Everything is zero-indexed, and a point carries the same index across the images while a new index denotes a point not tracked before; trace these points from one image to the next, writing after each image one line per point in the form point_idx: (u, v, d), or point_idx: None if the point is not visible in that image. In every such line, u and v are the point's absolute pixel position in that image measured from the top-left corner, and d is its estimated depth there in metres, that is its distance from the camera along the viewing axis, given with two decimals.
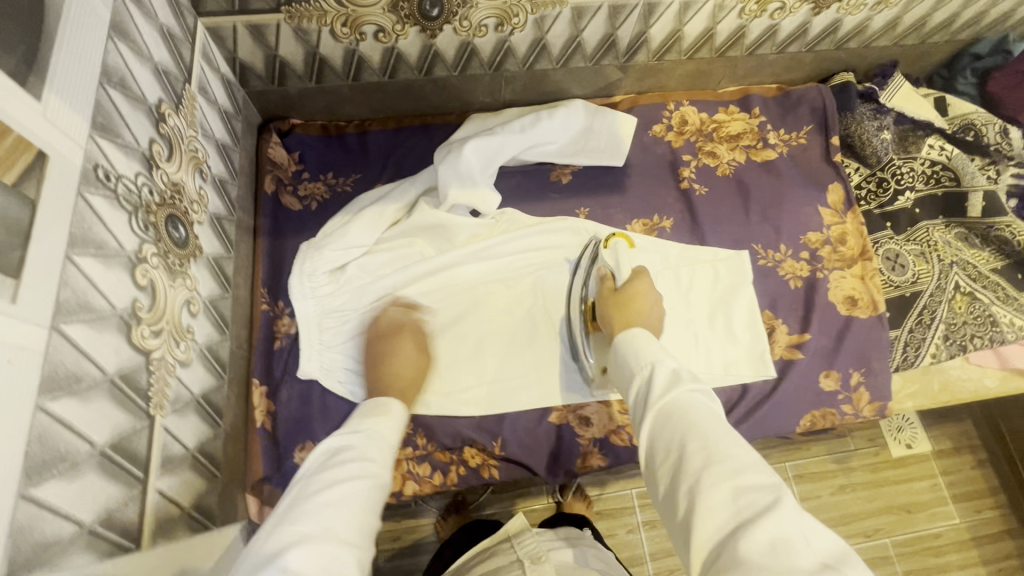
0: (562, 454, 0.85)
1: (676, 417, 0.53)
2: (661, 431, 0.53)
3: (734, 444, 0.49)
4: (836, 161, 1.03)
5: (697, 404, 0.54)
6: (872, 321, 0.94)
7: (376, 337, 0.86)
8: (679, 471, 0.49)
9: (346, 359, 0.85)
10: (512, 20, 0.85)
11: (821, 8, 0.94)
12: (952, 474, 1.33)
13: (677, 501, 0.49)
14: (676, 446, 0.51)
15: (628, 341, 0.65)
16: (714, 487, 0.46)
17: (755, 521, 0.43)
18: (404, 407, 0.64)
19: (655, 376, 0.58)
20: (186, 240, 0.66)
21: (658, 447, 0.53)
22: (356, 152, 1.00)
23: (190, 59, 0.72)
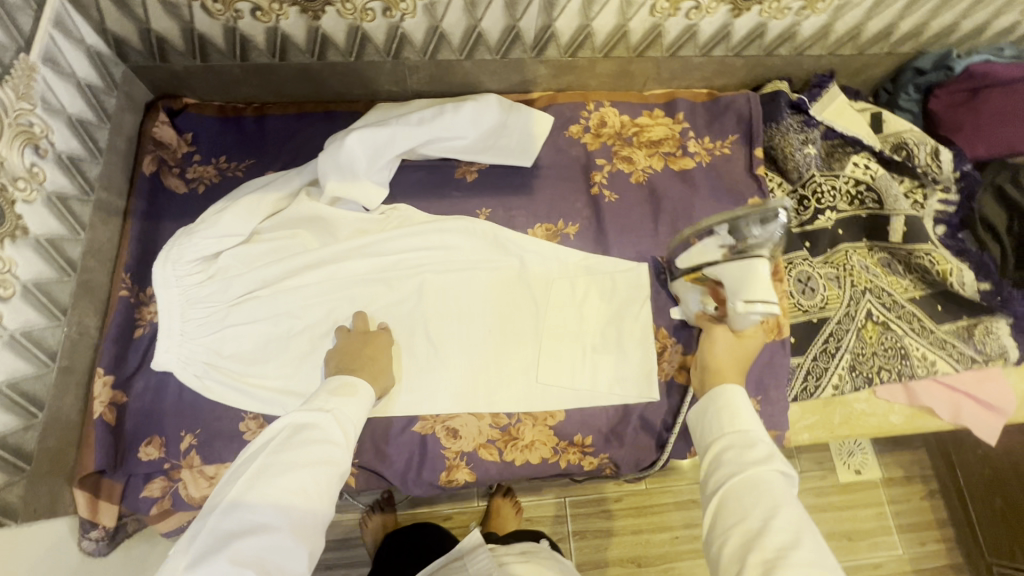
0: (425, 466, 0.81)
1: (758, 491, 0.53)
2: (735, 492, 0.54)
3: (815, 539, 0.50)
4: (758, 174, 0.97)
5: (786, 490, 0.53)
6: (775, 346, 0.87)
7: (255, 328, 0.83)
8: (749, 537, 0.51)
9: (208, 350, 0.81)
10: (399, 5, 0.81)
11: (740, 10, 0.88)
12: (899, 503, 1.26)
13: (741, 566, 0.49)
14: (750, 518, 0.52)
15: (722, 395, 0.63)
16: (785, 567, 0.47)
17: None
18: (368, 391, 0.72)
19: (751, 448, 0.57)
20: (0, 218, 0.62)
21: (725, 502, 0.54)
22: (253, 136, 0.96)
23: (32, 27, 0.68)
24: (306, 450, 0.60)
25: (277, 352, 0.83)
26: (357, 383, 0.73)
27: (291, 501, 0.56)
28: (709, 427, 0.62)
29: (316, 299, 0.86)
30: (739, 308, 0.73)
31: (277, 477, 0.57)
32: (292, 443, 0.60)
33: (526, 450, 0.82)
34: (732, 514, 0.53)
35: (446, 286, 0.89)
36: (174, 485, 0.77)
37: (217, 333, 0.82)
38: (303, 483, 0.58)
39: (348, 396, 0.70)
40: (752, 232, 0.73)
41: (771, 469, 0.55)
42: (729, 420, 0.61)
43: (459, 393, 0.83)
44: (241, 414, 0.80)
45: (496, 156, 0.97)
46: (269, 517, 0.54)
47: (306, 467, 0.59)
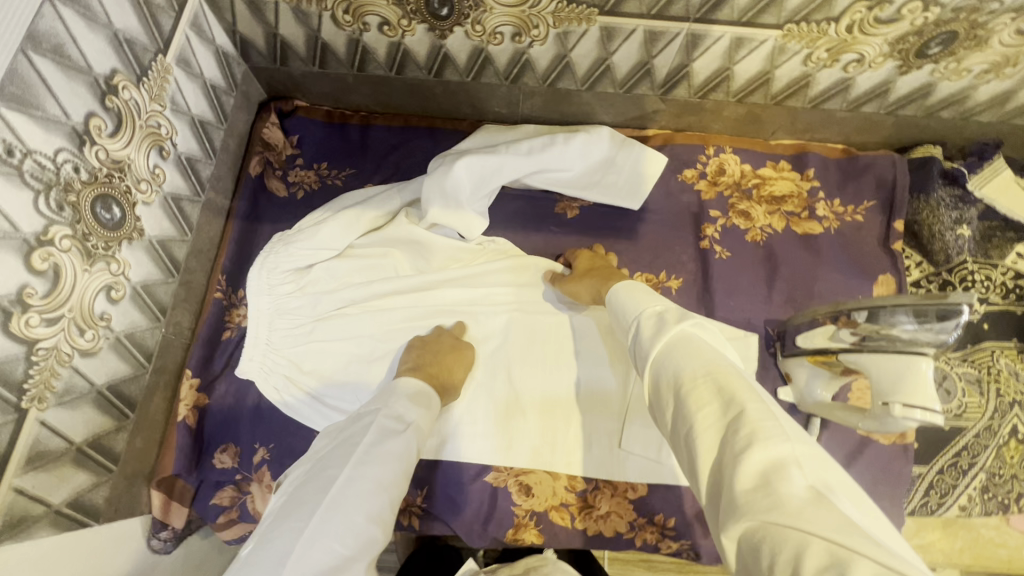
0: (492, 519, 0.77)
1: (689, 348, 0.51)
2: (673, 361, 0.51)
3: (745, 381, 0.47)
4: (894, 249, 0.87)
5: (695, 337, 0.53)
6: (894, 451, 0.78)
7: (337, 348, 0.81)
8: (680, 408, 0.48)
9: (291, 364, 0.80)
10: (531, 32, 0.76)
11: (909, 68, 0.77)
12: None
13: (678, 425, 0.48)
14: (686, 373, 0.49)
15: (626, 289, 0.67)
16: (733, 420, 0.43)
17: (747, 450, 0.40)
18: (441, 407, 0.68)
19: (651, 323, 0.58)
20: (120, 222, 0.62)
21: (664, 377, 0.51)
22: (356, 145, 0.94)
23: (171, 29, 0.68)
24: (384, 470, 0.54)
25: (355, 375, 0.80)
26: (434, 398, 0.68)
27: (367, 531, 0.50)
28: (623, 312, 0.64)
29: (401, 323, 0.82)
30: (894, 411, 0.63)
31: (358, 501, 0.51)
32: (373, 455, 0.55)
33: (600, 520, 0.77)
34: (665, 386, 0.51)
35: (533, 327, 0.84)
36: (242, 497, 0.76)
37: (301, 347, 0.80)
38: (379, 508, 0.52)
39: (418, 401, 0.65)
40: (899, 323, 0.62)
41: (691, 330, 0.54)
42: (645, 301, 0.62)
43: (535, 446, 0.78)
44: (314, 435, 0.78)
45: (602, 194, 0.91)
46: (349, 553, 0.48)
47: (382, 490, 0.53)
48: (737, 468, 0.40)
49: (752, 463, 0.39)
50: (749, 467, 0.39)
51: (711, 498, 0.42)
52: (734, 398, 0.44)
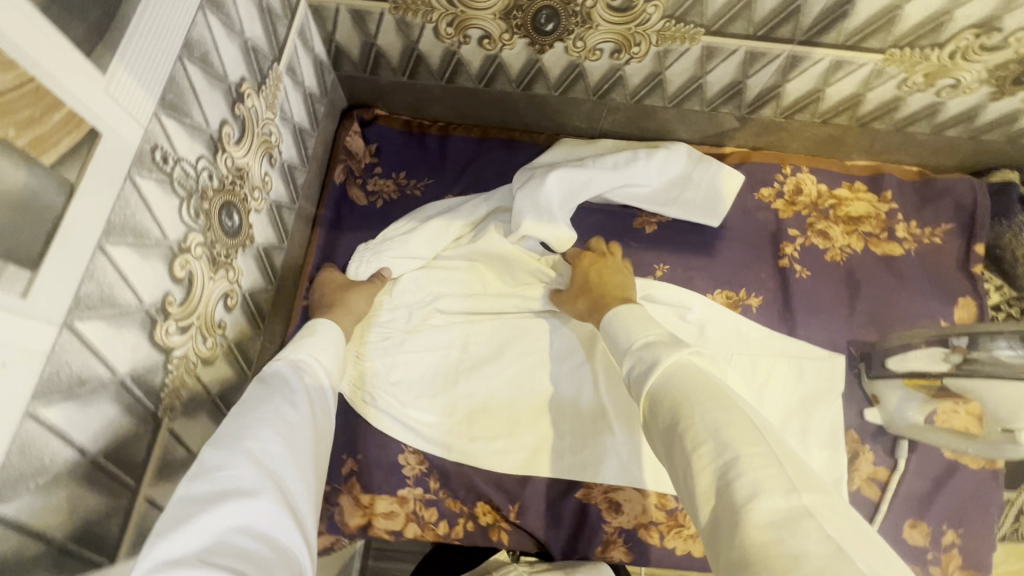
0: (583, 535, 0.76)
1: (689, 381, 0.49)
2: (670, 388, 0.49)
3: (739, 420, 0.44)
4: (974, 273, 0.88)
5: (685, 368, 0.50)
6: (984, 476, 0.77)
7: (423, 360, 0.80)
8: (676, 436, 0.46)
9: (380, 374, 0.78)
10: (632, 49, 0.76)
11: (1002, 94, 0.78)
12: None
13: (676, 458, 0.45)
14: (685, 408, 0.46)
15: (621, 314, 0.64)
16: (730, 470, 0.41)
17: (751, 501, 0.38)
18: (335, 328, 0.68)
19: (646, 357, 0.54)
20: (238, 230, 0.61)
21: (660, 408, 0.49)
22: (435, 156, 0.94)
23: (285, 37, 0.68)
24: (255, 406, 0.53)
25: (443, 388, 0.79)
26: (324, 327, 0.68)
27: (275, 458, 0.49)
28: (618, 337, 0.62)
29: (487, 337, 0.82)
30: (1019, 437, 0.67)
31: (257, 432, 0.50)
32: (251, 401, 0.53)
33: (690, 539, 0.76)
34: (661, 419, 0.48)
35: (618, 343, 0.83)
36: (330, 508, 0.76)
37: (387, 358, 0.79)
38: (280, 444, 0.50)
39: (307, 338, 0.65)
40: (997, 345, 0.65)
41: (693, 360, 0.51)
42: (639, 329, 0.60)
43: (624, 465, 0.76)
44: (401, 446, 0.77)
45: (682, 210, 0.91)
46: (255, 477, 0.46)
47: (257, 421, 0.51)
48: (742, 521, 0.37)
49: (759, 515, 0.37)
50: (758, 519, 0.37)
51: (719, 550, 0.39)
52: (732, 442, 0.42)
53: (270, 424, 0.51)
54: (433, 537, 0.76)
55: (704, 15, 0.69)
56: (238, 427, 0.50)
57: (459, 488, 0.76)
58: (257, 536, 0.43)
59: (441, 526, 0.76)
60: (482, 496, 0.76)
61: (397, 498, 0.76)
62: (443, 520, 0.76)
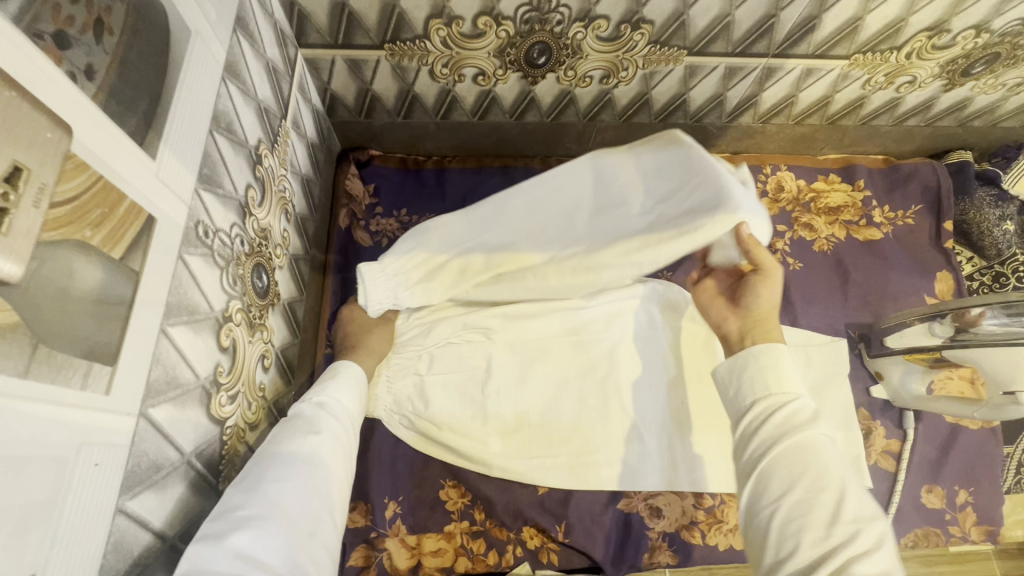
0: (629, 546, 0.78)
1: (814, 459, 0.46)
2: (797, 456, 0.46)
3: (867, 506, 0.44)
4: (947, 248, 0.95)
5: (834, 451, 0.47)
6: (985, 434, 0.84)
7: (450, 393, 0.77)
8: (796, 507, 0.44)
9: (416, 399, 0.77)
10: (620, 73, 0.80)
11: (953, 85, 0.86)
12: None
13: (777, 524, 0.45)
14: (818, 478, 0.45)
15: (759, 354, 0.53)
16: (843, 546, 0.41)
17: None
18: (353, 368, 0.63)
19: (790, 412, 0.49)
20: (267, 289, 0.61)
21: (773, 471, 0.47)
22: (433, 190, 0.95)
23: (288, 93, 0.69)
24: (272, 445, 0.51)
25: (474, 421, 0.77)
26: (343, 365, 0.63)
27: (292, 498, 0.47)
28: (745, 387, 0.52)
29: (509, 362, 0.80)
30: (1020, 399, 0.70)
31: (274, 471, 0.48)
32: (270, 442, 0.51)
33: (730, 534, 0.80)
34: (782, 482, 0.46)
35: (633, 353, 0.84)
36: (377, 555, 0.75)
37: (422, 381, 0.77)
38: (297, 487, 0.48)
39: (329, 378, 0.60)
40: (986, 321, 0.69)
41: (821, 435, 0.48)
42: (770, 378, 0.51)
43: (659, 470, 0.79)
44: (440, 481, 0.78)
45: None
46: (270, 517, 0.44)
47: (278, 461, 0.49)
48: None
49: None
50: None
51: None
52: (852, 524, 0.42)
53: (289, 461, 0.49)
54: (485, 568, 0.76)
55: (686, 38, 0.74)
56: (256, 465, 0.49)
57: (505, 515, 0.77)
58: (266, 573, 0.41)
59: (491, 556, 0.76)
60: (528, 520, 0.77)
61: (444, 535, 0.76)
62: (493, 550, 0.77)
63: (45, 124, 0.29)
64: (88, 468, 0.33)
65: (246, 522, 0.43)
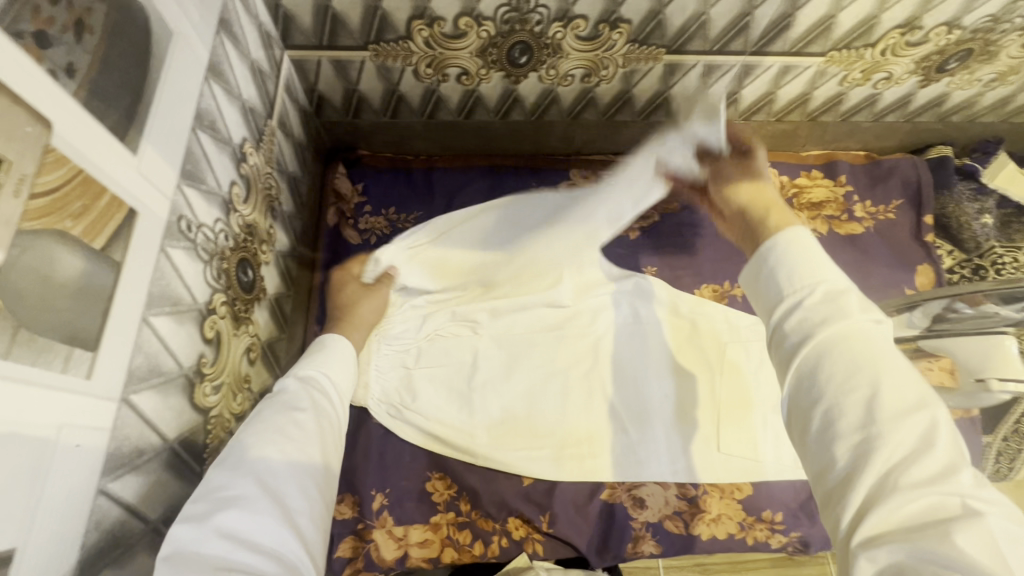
0: (613, 535, 0.79)
1: (854, 351, 0.38)
2: (829, 358, 0.39)
3: (915, 395, 0.37)
4: (927, 242, 0.96)
5: (880, 338, 0.39)
6: (965, 424, 0.85)
7: (436, 383, 0.81)
8: (834, 414, 0.37)
9: (403, 390, 0.81)
10: (601, 72, 0.82)
11: (929, 81, 0.87)
12: None
13: (815, 435, 0.38)
14: (855, 373, 0.38)
15: (782, 244, 0.45)
16: (890, 450, 0.35)
17: (906, 482, 0.33)
18: (338, 341, 0.65)
19: (819, 304, 0.41)
20: (252, 284, 0.63)
21: (807, 375, 0.40)
22: (421, 189, 0.95)
23: (274, 92, 0.70)
24: (257, 425, 0.51)
25: (460, 416, 0.80)
26: (327, 344, 0.64)
27: (274, 471, 0.47)
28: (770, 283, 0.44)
29: (495, 356, 0.82)
30: (992, 385, 0.72)
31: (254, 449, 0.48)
32: (252, 421, 0.51)
33: (713, 523, 0.81)
34: (819, 384, 0.39)
35: (620, 347, 0.85)
36: (365, 546, 0.76)
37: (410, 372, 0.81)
38: (282, 463, 0.48)
39: (314, 357, 0.62)
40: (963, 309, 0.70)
41: (860, 320, 0.40)
42: (801, 270, 0.43)
43: (643, 461, 0.80)
44: (427, 474, 0.80)
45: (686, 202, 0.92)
46: (251, 493, 0.44)
47: (262, 436, 0.49)
48: (889, 502, 0.33)
49: (906, 502, 0.33)
50: (907, 504, 0.33)
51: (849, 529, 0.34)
52: (902, 417, 0.36)
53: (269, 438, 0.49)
54: (470, 559, 0.77)
55: (664, 37, 0.76)
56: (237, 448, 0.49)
57: (490, 506, 0.78)
58: (254, 549, 0.41)
59: (477, 547, 0.77)
60: (513, 511, 0.78)
61: (430, 526, 0.78)
62: (478, 540, 0.78)
63: (25, 120, 0.31)
64: (69, 448, 0.34)
65: (228, 501, 0.44)
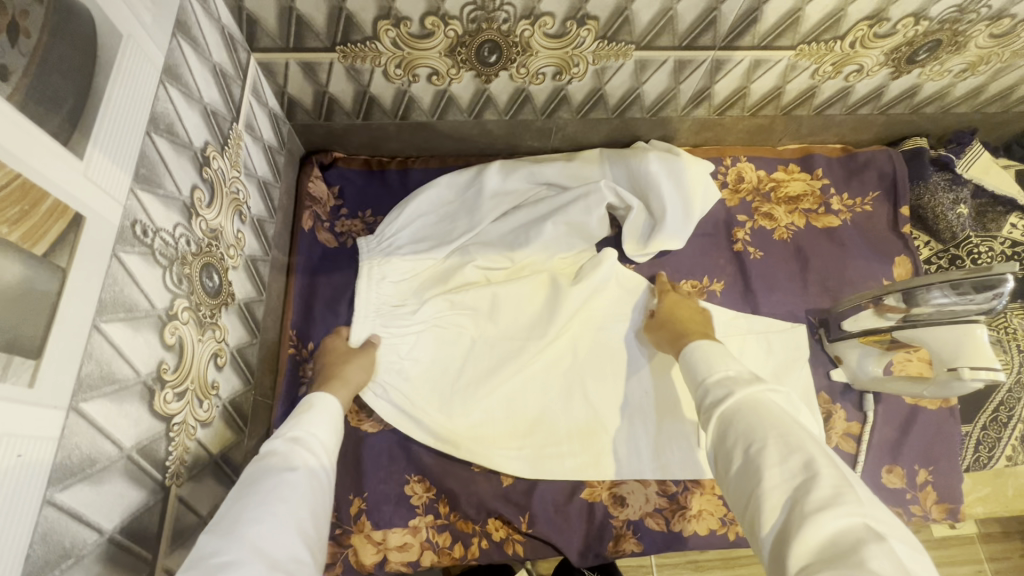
0: (594, 534, 0.79)
1: (746, 414, 0.53)
2: (739, 419, 0.53)
3: (820, 450, 0.48)
4: (904, 233, 0.97)
5: (782, 408, 0.53)
6: (943, 414, 0.85)
7: (427, 374, 0.81)
8: (755, 463, 0.49)
9: (397, 378, 0.79)
10: (571, 70, 0.82)
11: (900, 73, 0.87)
12: (1000, 561, 1.21)
13: (745, 486, 0.49)
14: (756, 432, 0.50)
15: (700, 346, 0.65)
16: (799, 490, 0.45)
17: (818, 516, 0.42)
18: (329, 400, 0.64)
19: (732, 388, 0.57)
20: (218, 289, 0.62)
21: (731, 436, 0.52)
22: (396, 189, 0.96)
23: (239, 96, 0.70)
24: (250, 488, 0.52)
25: (447, 412, 0.80)
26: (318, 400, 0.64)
27: (266, 537, 0.48)
28: (695, 366, 0.63)
29: (485, 357, 0.82)
30: (963, 373, 0.70)
31: (248, 514, 0.49)
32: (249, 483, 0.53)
33: (693, 519, 0.80)
34: (738, 434, 0.52)
35: (598, 342, 0.85)
36: (343, 551, 0.76)
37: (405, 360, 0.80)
38: (270, 531, 0.48)
39: (305, 414, 0.62)
40: (934, 297, 0.70)
41: (764, 391, 0.55)
42: (717, 360, 0.62)
43: (624, 459, 0.80)
44: (405, 477, 0.79)
45: (671, 198, 0.90)
46: (245, 560, 0.45)
47: (258, 500, 0.51)
48: (805, 530, 0.42)
49: (820, 530, 0.42)
50: (816, 533, 0.42)
51: (777, 558, 0.44)
52: (806, 466, 0.46)
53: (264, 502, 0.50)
54: (450, 561, 0.77)
55: (632, 33, 0.76)
56: (231, 510, 0.50)
57: (469, 508, 0.78)
58: None
59: (457, 550, 0.77)
60: (492, 512, 0.78)
61: (409, 529, 0.77)
62: (457, 543, 0.78)
63: None
64: (9, 459, 0.34)
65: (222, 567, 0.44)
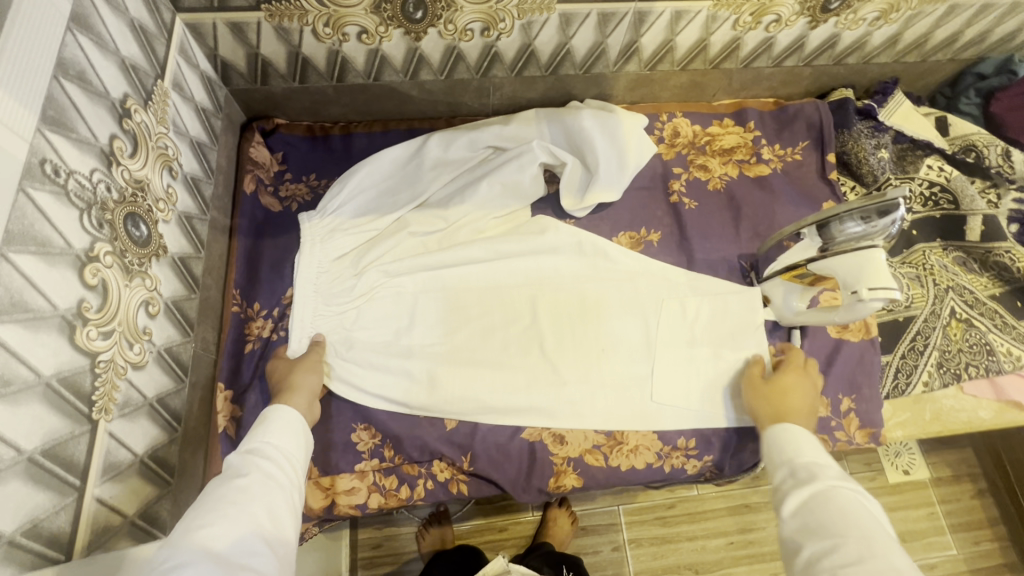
0: (535, 470, 0.83)
1: (826, 506, 0.57)
2: (817, 511, 0.57)
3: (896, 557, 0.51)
4: (831, 179, 1.01)
5: (874, 519, 0.55)
6: (864, 346, 0.90)
7: (370, 332, 0.84)
8: (823, 551, 0.53)
9: (344, 348, 0.82)
10: (498, 25, 0.84)
11: (817, 22, 0.91)
12: (949, 503, 1.27)
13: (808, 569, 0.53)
14: (835, 530, 0.54)
15: (790, 430, 0.69)
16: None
17: None
18: (284, 410, 0.67)
19: (809, 475, 0.62)
20: (147, 239, 0.63)
21: (799, 526, 0.57)
22: (340, 154, 0.97)
23: (164, 54, 0.71)
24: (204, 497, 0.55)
25: (390, 370, 0.82)
26: (274, 413, 0.66)
27: (219, 537, 0.50)
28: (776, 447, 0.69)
29: (426, 316, 0.86)
30: (862, 295, 0.74)
31: (201, 519, 0.52)
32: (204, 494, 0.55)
33: (631, 454, 0.84)
34: (813, 521, 0.56)
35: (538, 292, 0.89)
36: None
37: (350, 330, 0.83)
38: (223, 532, 0.51)
39: (263, 426, 0.64)
40: (848, 228, 0.74)
41: (850, 491, 0.58)
42: (805, 448, 0.66)
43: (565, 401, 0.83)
44: (353, 425, 0.82)
45: (605, 153, 0.93)
46: (194, 560, 0.48)
47: (211, 506, 0.53)
48: None
49: None
50: None
51: None
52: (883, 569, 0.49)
53: (214, 510, 0.53)
54: (398, 502, 0.82)
55: None
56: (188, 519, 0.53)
57: (413, 451, 0.81)
58: None
59: (403, 491, 0.82)
60: (435, 454, 0.82)
61: (356, 474, 0.81)
62: (404, 484, 0.82)
63: None
64: None
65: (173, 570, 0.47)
